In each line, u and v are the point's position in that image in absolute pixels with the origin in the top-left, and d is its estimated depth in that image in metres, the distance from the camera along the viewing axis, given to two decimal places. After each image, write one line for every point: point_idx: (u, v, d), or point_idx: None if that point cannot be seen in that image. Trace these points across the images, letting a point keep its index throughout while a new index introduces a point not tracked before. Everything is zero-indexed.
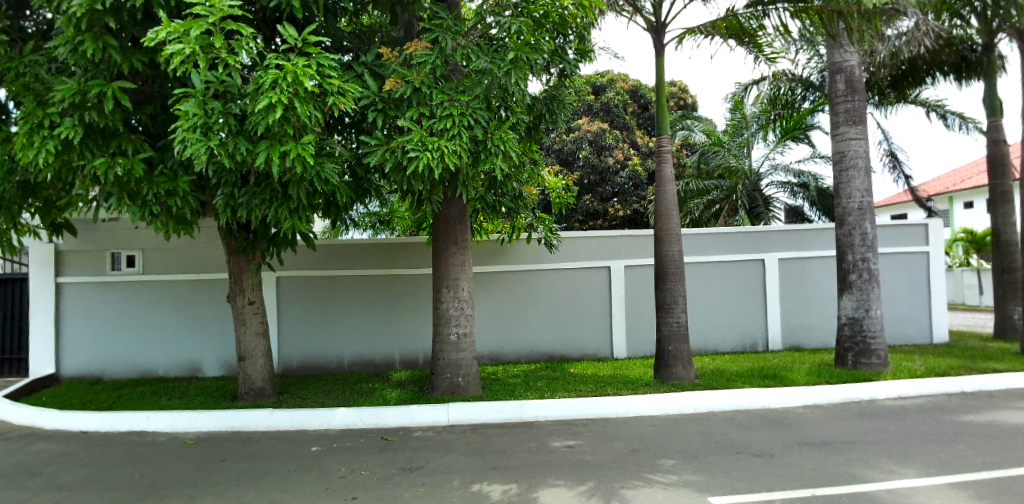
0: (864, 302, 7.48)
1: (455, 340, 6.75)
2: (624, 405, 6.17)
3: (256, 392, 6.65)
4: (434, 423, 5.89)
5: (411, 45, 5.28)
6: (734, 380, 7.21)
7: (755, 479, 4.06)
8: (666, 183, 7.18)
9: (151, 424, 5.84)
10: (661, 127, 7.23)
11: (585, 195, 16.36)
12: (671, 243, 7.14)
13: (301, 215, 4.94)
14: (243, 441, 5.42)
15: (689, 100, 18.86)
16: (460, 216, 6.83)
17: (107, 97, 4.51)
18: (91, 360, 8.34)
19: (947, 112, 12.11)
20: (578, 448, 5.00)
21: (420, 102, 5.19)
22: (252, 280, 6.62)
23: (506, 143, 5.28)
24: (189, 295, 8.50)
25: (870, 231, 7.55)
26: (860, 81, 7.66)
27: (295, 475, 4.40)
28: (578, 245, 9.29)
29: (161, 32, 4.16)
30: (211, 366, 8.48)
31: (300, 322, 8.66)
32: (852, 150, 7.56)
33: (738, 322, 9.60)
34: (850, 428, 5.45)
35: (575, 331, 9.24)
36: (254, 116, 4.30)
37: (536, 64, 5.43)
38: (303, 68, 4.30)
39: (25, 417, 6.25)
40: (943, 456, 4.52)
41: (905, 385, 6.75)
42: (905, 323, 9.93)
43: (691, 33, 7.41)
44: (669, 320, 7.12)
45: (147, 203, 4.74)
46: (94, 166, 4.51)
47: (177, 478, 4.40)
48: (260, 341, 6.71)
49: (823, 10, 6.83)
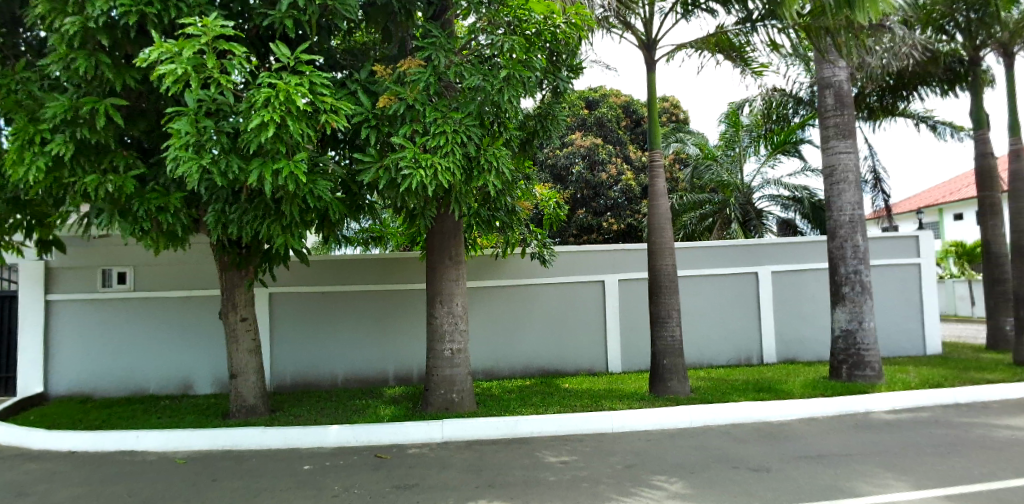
0: (857, 315, 7.50)
1: (449, 355, 6.71)
2: (620, 419, 6.13)
3: (248, 410, 6.57)
4: (429, 439, 5.85)
5: (405, 62, 5.33)
6: (729, 393, 7.20)
7: (753, 493, 4.03)
8: (659, 197, 7.22)
9: (141, 443, 5.76)
10: (652, 142, 7.26)
11: (579, 209, 16.39)
12: (665, 257, 7.14)
13: (293, 231, 4.93)
14: (235, 459, 5.37)
15: (682, 116, 19.10)
16: (453, 230, 6.83)
17: (99, 114, 4.51)
18: (80, 378, 8.23)
19: (937, 122, 12.29)
20: (573, 463, 4.97)
21: (414, 119, 5.19)
22: (245, 296, 6.58)
23: (499, 159, 5.31)
24: (181, 311, 8.43)
25: (862, 244, 7.60)
26: (849, 96, 7.77)
27: (287, 494, 4.34)
28: (573, 259, 9.31)
29: (153, 51, 4.17)
30: (203, 383, 8.41)
31: (293, 337, 8.60)
32: (841, 164, 7.64)
33: (733, 335, 9.61)
34: (845, 440, 5.46)
35: (569, 345, 9.21)
36: (247, 134, 4.29)
37: (529, 82, 5.46)
38: (295, 86, 4.32)
39: (12, 437, 6.16)
40: (939, 468, 4.53)
41: (900, 397, 6.78)
42: (898, 335, 9.96)
43: (681, 49, 7.50)
44: (664, 333, 7.12)
45: (139, 218, 4.71)
46: (85, 182, 4.50)
47: (167, 498, 4.35)
48: (253, 358, 6.65)
49: (812, 26, 6.93)
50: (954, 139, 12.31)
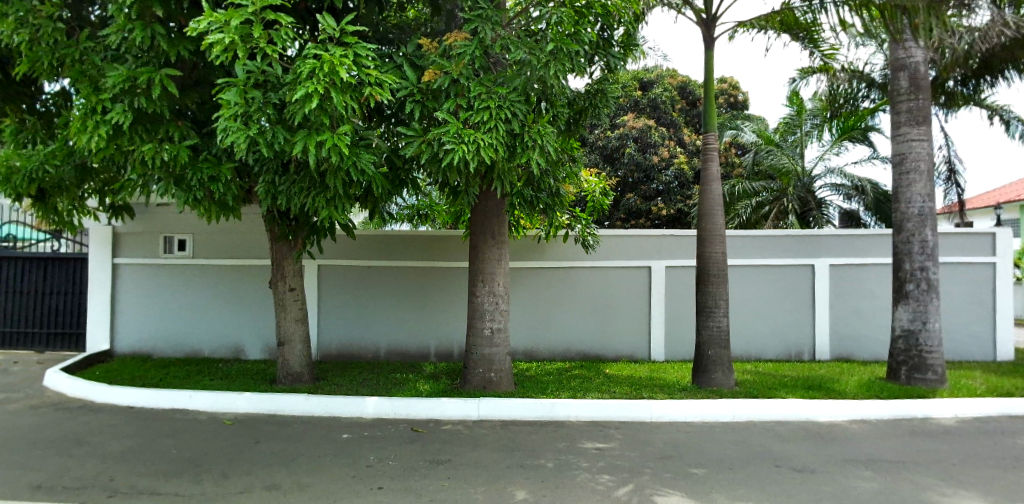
0: (921, 314, 7.02)
1: (488, 334, 6.71)
2: (660, 409, 5.99)
3: (294, 377, 6.79)
4: (464, 417, 5.89)
5: (452, 36, 5.24)
6: (776, 388, 6.93)
7: (794, 494, 3.86)
8: (711, 181, 6.93)
9: (192, 402, 6.06)
10: (707, 125, 6.94)
11: (627, 193, 16.05)
12: (714, 244, 6.88)
13: (337, 204, 4.99)
14: (278, 424, 5.56)
15: (740, 98, 18.25)
16: (497, 209, 6.76)
17: (155, 84, 4.67)
18: (142, 338, 8.73)
19: (1011, 117, 11.30)
20: (608, 450, 4.90)
21: (458, 94, 5.13)
22: (293, 267, 6.75)
23: (544, 137, 5.18)
24: (234, 279, 8.75)
25: (931, 239, 7.09)
26: (925, 80, 7.19)
27: (325, 460, 4.47)
28: (619, 243, 9.10)
29: (203, 21, 4.23)
30: (252, 349, 8.72)
31: (340, 310, 8.83)
32: (913, 152, 7.12)
33: (783, 329, 9.23)
34: (899, 446, 5.16)
35: (611, 331, 9.07)
36: (293, 106, 4.34)
37: (577, 56, 5.29)
38: (340, 58, 4.32)
39: (78, 390, 6.59)
40: (1003, 483, 4.21)
41: (965, 405, 6.33)
42: (964, 338, 9.33)
43: (743, 26, 7.10)
44: (709, 323, 6.89)
45: (193, 188, 4.88)
46: (143, 151, 4.68)
47: (213, 456, 4.55)
48: (300, 327, 6.85)
49: (888, 5, 6.40)
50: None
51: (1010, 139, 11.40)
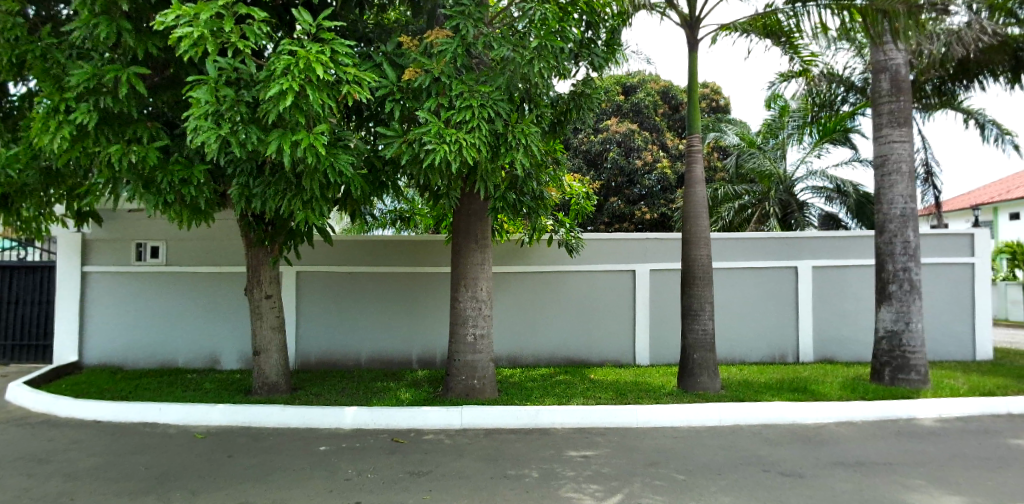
0: (905, 315, 7.02)
1: (471, 340, 6.56)
2: (646, 414, 5.88)
3: (270, 387, 6.57)
4: (447, 426, 5.72)
5: (432, 33, 5.11)
6: (762, 392, 6.87)
7: (784, 500, 3.76)
8: (696, 183, 6.87)
9: (163, 415, 5.80)
10: (691, 126, 6.88)
11: (611, 197, 16.04)
12: (699, 246, 6.82)
13: (314, 207, 4.81)
14: (253, 436, 5.34)
15: (722, 102, 18.38)
16: (480, 212, 6.62)
17: (121, 82, 4.48)
18: (113, 349, 8.41)
19: (986, 120, 11.47)
20: (594, 457, 4.77)
21: (439, 93, 5.00)
22: (270, 273, 6.55)
23: (528, 137, 5.05)
24: (209, 286, 8.48)
25: (913, 240, 7.11)
26: (906, 82, 7.22)
27: (300, 474, 4.27)
28: (604, 246, 9.01)
29: (171, 15, 4.05)
30: (228, 358, 8.46)
31: (320, 317, 8.61)
32: (895, 153, 7.13)
33: (768, 331, 9.21)
34: (886, 447, 5.10)
35: (597, 336, 8.97)
36: (266, 104, 4.17)
37: (560, 55, 5.19)
38: (316, 55, 4.17)
39: (42, 404, 6.29)
40: (992, 483, 4.15)
41: (949, 405, 6.32)
42: (944, 338, 9.39)
43: (726, 29, 7.06)
44: (695, 326, 6.81)
45: (162, 191, 4.68)
46: (108, 153, 4.47)
47: (181, 472, 4.32)
48: (277, 335, 6.63)
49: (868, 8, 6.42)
50: (999, 143, 11.52)
51: (985, 142, 11.57)
